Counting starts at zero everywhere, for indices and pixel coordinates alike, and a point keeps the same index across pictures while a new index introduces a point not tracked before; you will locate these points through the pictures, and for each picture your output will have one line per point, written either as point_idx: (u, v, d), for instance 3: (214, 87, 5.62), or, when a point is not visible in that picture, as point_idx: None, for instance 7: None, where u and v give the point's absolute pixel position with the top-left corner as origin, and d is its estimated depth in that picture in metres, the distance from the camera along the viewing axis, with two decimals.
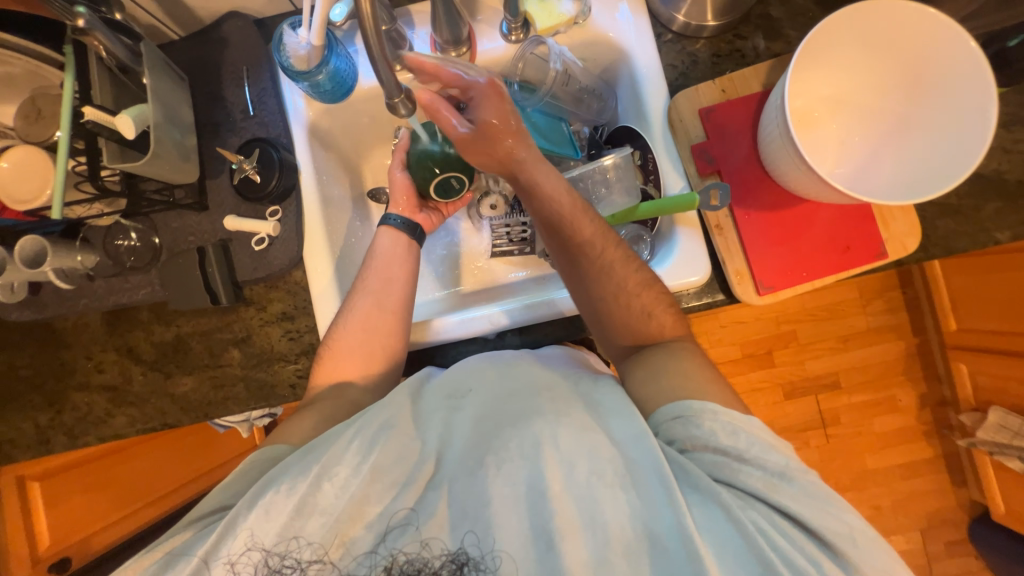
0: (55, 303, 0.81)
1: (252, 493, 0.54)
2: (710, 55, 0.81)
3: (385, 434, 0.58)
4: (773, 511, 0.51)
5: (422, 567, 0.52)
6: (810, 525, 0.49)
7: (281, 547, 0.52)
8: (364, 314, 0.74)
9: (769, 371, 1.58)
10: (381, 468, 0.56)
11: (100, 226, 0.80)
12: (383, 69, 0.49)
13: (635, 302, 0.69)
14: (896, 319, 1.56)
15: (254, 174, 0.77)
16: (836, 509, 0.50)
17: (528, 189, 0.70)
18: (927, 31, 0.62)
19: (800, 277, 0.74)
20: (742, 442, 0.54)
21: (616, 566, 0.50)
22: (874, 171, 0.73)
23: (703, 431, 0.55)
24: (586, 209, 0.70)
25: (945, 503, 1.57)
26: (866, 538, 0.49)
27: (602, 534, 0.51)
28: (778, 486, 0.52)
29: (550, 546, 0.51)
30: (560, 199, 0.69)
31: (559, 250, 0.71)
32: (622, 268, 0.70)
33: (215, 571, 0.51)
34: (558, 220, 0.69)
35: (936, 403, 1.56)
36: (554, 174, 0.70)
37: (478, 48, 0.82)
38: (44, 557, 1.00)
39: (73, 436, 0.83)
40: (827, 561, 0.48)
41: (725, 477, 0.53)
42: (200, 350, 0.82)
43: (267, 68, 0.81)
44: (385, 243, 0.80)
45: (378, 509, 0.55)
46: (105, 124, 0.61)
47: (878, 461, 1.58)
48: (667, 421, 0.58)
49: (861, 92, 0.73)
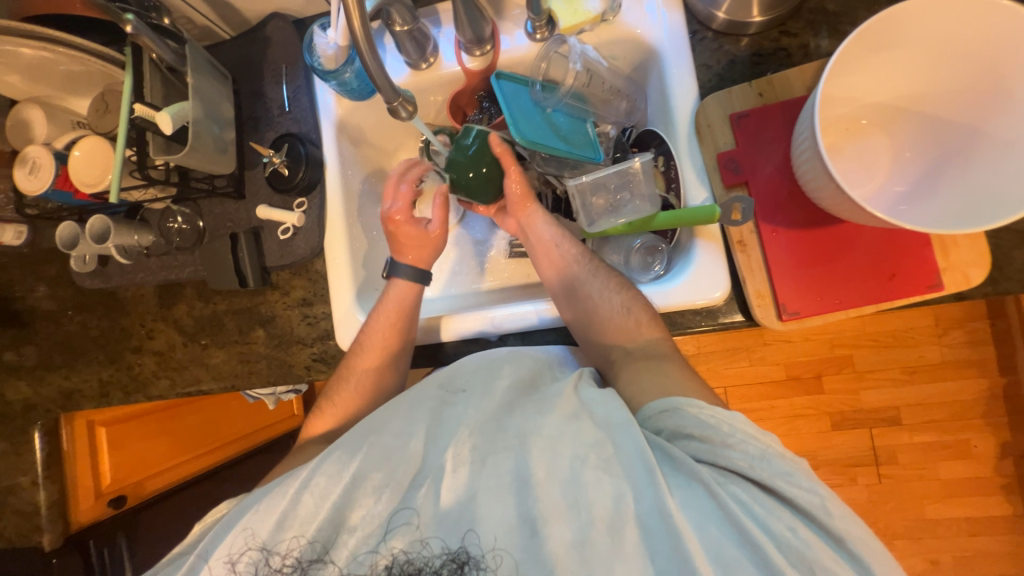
0: (117, 275, 0.91)
1: (229, 518, 0.59)
2: (751, 55, 0.74)
3: (368, 438, 0.62)
4: (751, 484, 0.54)
5: (423, 567, 0.55)
6: (786, 496, 0.52)
7: (281, 547, 0.57)
8: (373, 371, 0.78)
9: (814, 398, 1.44)
10: (362, 475, 0.59)
11: (156, 209, 0.89)
12: (370, 61, 0.52)
13: (615, 298, 0.74)
14: (976, 354, 1.36)
15: (282, 167, 0.82)
16: (811, 481, 0.53)
17: (526, 232, 0.84)
18: (1005, 29, 0.53)
19: (831, 305, 0.67)
20: (723, 427, 0.57)
21: (599, 544, 0.53)
22: (927, 190, 0.64)
23: (688, 419, 0.59)
24: (574, 246, 0.80)
25: (1019, 568, 1.37)
26: (839, 505, 0.52)
27: (586, 515, 0.54)
28: (758, 464, 0.54)
29: (533, 532, 0.54)
30: (550, 240, 0.81)
31: (549, 260, 0.80)
32: (605, 273, 0.77)
33: (218, 568, 0.56)
34: (551, 256, 0.80)
35: (1020, 455, 1.35)
36: (550, 220, 0.82)
37: (501, 46, 0.81)
38: (106, 492, 1.15)
39: (128, 392, 0.95)
40: (804, 528, 0.51)
41: (708, 459, 0.56)
42: (232, 326, 0.90)
43: (303, 67, 0.85)
44: (395, 291, 0.82)
45: (365, 512, 0.58)
46: (151, 119, 0.68)
47: (939, 511, 1.39)
48: (656, 414, 0.62)
49: (925, 99, 0.64)
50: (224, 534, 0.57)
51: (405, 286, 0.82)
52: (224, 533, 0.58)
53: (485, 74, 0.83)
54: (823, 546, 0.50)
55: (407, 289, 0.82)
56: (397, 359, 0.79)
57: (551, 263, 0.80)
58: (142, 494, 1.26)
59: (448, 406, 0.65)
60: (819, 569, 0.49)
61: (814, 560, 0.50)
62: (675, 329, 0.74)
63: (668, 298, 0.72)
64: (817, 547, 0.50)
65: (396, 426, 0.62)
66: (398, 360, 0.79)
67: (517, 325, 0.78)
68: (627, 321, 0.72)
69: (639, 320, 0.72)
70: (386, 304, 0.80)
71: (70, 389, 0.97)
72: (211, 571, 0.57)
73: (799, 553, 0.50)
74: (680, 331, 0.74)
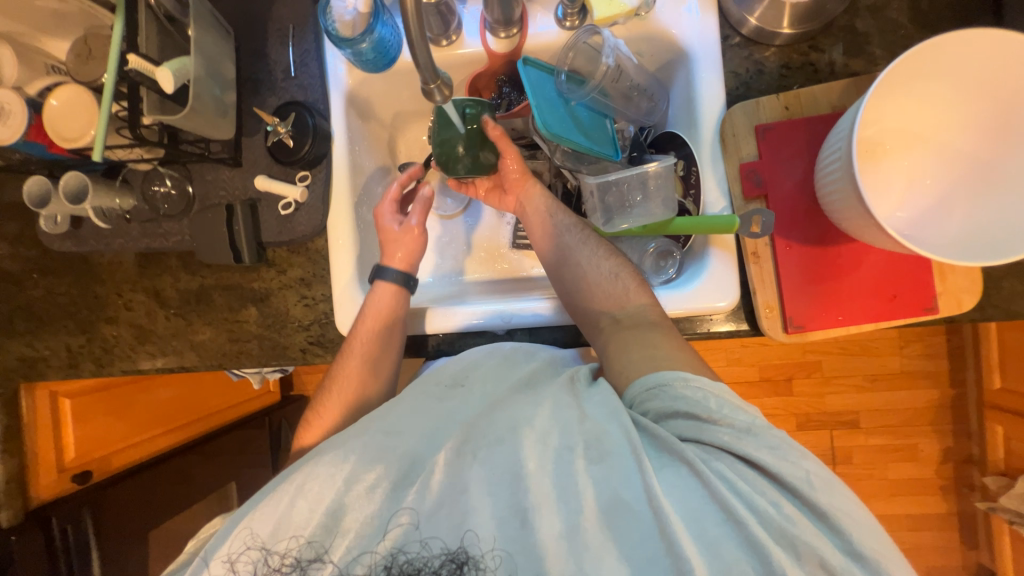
0: (92, 239, 0.84)
1: (228, 521, 0.57)
2: (778, 66, 0.74)
3: (364, 436, 0.59)
4: (738, 461, 0.52)
5: (422, 568, 0.52)
6: (772, 471, 0.51)
7: (280, 546, 0.54)
8: (356, 379, 0.74)
9: (784, 399, 1.51)
10: (355, 475, 0.56)
11: (139, 170, 0.82)
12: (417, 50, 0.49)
13: (603, 264, 0.74)
14: (932, 366, 1.45)
15: (287, 138, 0.77)
16: (798, 456, 0.51)
17: (521, 206, 0.82)
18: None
19: (834, 321, 0.69)
20: (710, 402, 0.55)
21: (589, 533, 0.52)
22: (937, 221, 0.67)
23: (678, 397, 0.56)
24: (568, 215, 0.79)
25: (948, 561, 1.50)
26: (824, 481, 0.50)
27: (574, 504, 0.53)
28: (743, 439, 0.53)
29: (524, 523, 0.53)
30: (545, 215, 0.79)
31: (545, 233, 0.78)
32: (595, 242, 0.76)
33: (217, 569, 0.54)
34: (546, 229, 0.78)
35: (960, 460, 1.47)
36: (541, 194, 0.80)
37: (529, 30, 0.78)
38: (69, 467, 1.09)
39: (101, 364, 0.88)
40: (788, 504, 0.50)
41: (693, 436, 0.54)
42: (221, 302, 0.85)
43: (312, 29, 0.80)
44: (377, 299, 0.76)
45: (359, 515, 0.55)
46: (148, 74, 0.63)
47: (884, 508, 1.51)
48: (642, 394, 0.59)
49: (943, 127, 0.66)
50: (224, 537, 0.55)
51: (387, 290, 0.77)
52: (226, 532, 0.56)
53: (509, 58, 0.80)
54: (804, 522, 0.48)
55: (389, 295, 0.77)
56: (379, 368, 0.75)
57: (542, 232, 0.79)
58: (111, 471, 1.17)
59: (444, 403, 0.64)
60: (802, 546, 0.48)
61: (796, 535, 0.48)
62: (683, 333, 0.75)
63: (682, 302, 0.72)
64: (799, 522, 0.48)
65: (390, 421, 0.61)
66: (378, 364, 0.75)
67: (526, 321, 0.77)
68: (616, 287, 0.72)
69: (628, 286, 0.71)
70: (366, 312, 0.75)
71: (34, 357, 0.90)
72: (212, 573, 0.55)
73: (781, 529, 0.48)
74: (690, 335, 0.75)
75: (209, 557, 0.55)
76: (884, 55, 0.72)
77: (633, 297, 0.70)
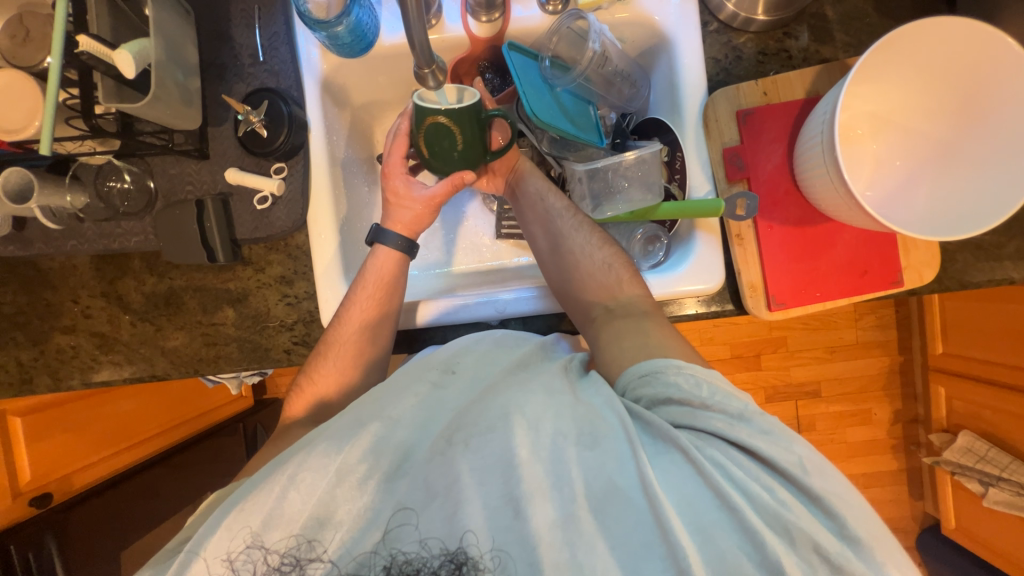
0: (40, 242, 0.76)
1: (219, 513, 0.53)
2: (755, 53, 0.77)
3: (355, 428, 0.56)
4: (731, 447, 0.53)
5: (421, 568, 0.50)
6: (764, 456, 0.51)
7: (277, 545, 0.51)
8: (354, 346, 0.72)
9: (754, 374, 1.58)
10: (347, 467, 0.54)
11: (92, 165, 0.75)
12: (416, 28, 0.50)
13: (596, 253, 0.75)
14: (882, 336, 1.55)
15: (261, 128, 0.72)
16: (787, 440, 0.52)
17: (513, 185, 0.83)
18: (996, 62, 0.61)
19: (812, 297, 0.73)
20: (702, 389, 0.56)
21: (583, 521, 0.50)
22: (906, 198, 0.72)
23: (669, 382, 0.57)
24: (573, 208, 0.79)
25: (899, 513, 1.63)
26: (815, 465, 0.50)
27: (568, 492, 0.51)
28: (736, 426, 0.53)
29: (517, 513, 0.50)
30: (540, 198, 0.80)
31: (540, 219, 0.79)
32: (587, 229, 0.77)
33: (216, 569, 0.51)
34: (544, 213, 0.79)
35: (908, 420, 1.59)
36: (539, 175, 0.83)
37: (511, 14, 0.76)
38: (25, 491, 1.02)
39: (57, 378, 0.81)
40: (781, 489, 0.50)
41: (688, 423, 0.55)
42: (194, 305, 0.80)
43: (281, 11, 0.75)
44: (374, 266, 0.74)
45: (351, 507, 0.53)
46: (102, 57, 0.57)
47: (844, 468, 1.61)
48: (635, 380, 0.60)
49: (910, 112, 0.72)
50: (213, 536, 0.51)
51: (386, 257, 0.75)
52: (214, 532, 0.51)
53: (492, 42, 0.78)
54: (799, 507, 0.49)
55: (391, 261, 0.75)
56: (378, 333, 0.73)
57: (535, 217, 0.79)
58: (73, 492, 1.11)
59: (439, 390, 0.62)
60: (796, 531, 0.47)
61: (791, 520, 0.48)
62: (671, 316, 0.76)
63: (670, 284, 0.73)
64: (794, 507, 0.49)
65: (383, 409, 0.58)
66: (378, 332, 0.73)
67: (519, 310, 0.77)
68: (608, 277, 0.73)
69: (621, 277, 0.72)
70: (367, 278, 0.74)
71: None
72: (207, 569, 0.51)
73: (776, 515, 0.48)
74: (676, 318, 0.77)
75: (202, 550, 0.51)
76: (850, 42, 0.75)
77: (625, 287, 0.71)
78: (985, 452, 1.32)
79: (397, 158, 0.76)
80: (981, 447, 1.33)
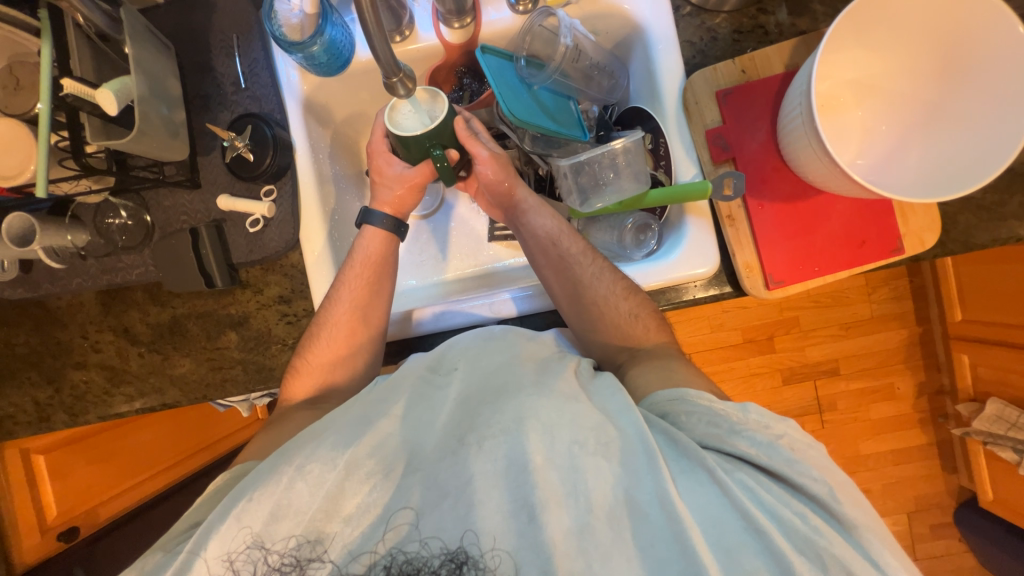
0: (46, 282, 0.79)
1: (223, 508, 0.53)
2: (730, 32, 0.76)
3: (363, 427, 0.56)
4: (759, 471, 0.52)
5: (421, 567, 0.49)
6: (795, 483, 0.50)
7: (279, 544, 0.51)
8: (347, 324, 0.73)
9: (769, 356, 1.54)
10: (354, 461, 0.54)
11: (89, 204, 0.78)
12: (379, 45, 0.49)
13: (622, 304, 0.72)
14: (899, 308, 1.50)
15: (246, 152, 0.74)
16: (817, 469, 0.50)
17: (518, 224, 0.78)
18: (977, 17, 0.60)
19: (811, 272, 0.72)
20: (734, 415, 0.55)
21: (597, 531, 0.49)
22: (898, 163, 0.71)
23: (698, 407, 0.57)
24: (594, 254, 0.75)
25: (934, 488, 1.56)
26: (848, 495, 0.49)
27: (584, 502, 0.50)
28: (767, 452, 0.52)
29: (531, 518, 0.50)
30: (549, 240, 0.75)
31: (557, 265, 0.74)
32: (611, 275, 0.73)
33: (215, 570, 0.51)
34: (561, 260, 0.74)
35: (933, 392, 1.54)
36: (545, 209, 0.78)
37: (484, 18, 0.77)
38: (53, 525, 1.09)
39: (73, 414, 0.83)
40: (815, 516, 0.49)
41: (715, 445, 0.54)
42: (198, 331, 0.81)
43: (258, 38, 0.77)
44: (378, 271, 0.76)
45: (359, 501, 0.53)
46: (85, 97, 0.59)
47: (871, 446, 1.56)
48: (664, 403, 0.60)
49: (894, 76, 0.71)
50: (216, 534, 0.51)
51: (377, 236, 0.77)
52: (217, 530, 0.51)
53: (466, 48, 0.79)
54: (834, 534, 0.47)
55: (379, 240, 0.77)
56: (371, 315, 0.75)
57: (549, 263, 0.75)
58: (100, 522, 1.17)
59: (445, 391, 0.62)
60: (828, 556, 0.46)
61: (823, 546, 0.47)
62: (670, 301, 0.76)
63: (666, 272, 0.72)
64: (826, 533, 0.47)
65: (402, 407, 0.59)
66: (370, 311, 0.75)
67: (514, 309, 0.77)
68: (636, 328, 0.72)
69: (648, 326, 0.71)
70: (355, 258, 0.76)
71: None
72: (207, 569, 0.51)
73: (807, 539, 0.47)
74: (674, 304, 0.76)
75: (203, 550, 0.51)
76: (828, 11, 0.74)
77: (652, 337, 0.71)
78: (1016, 419, 1.27)
79: (379, 140, 0.75)
80: (1011, 414, 1.28)
